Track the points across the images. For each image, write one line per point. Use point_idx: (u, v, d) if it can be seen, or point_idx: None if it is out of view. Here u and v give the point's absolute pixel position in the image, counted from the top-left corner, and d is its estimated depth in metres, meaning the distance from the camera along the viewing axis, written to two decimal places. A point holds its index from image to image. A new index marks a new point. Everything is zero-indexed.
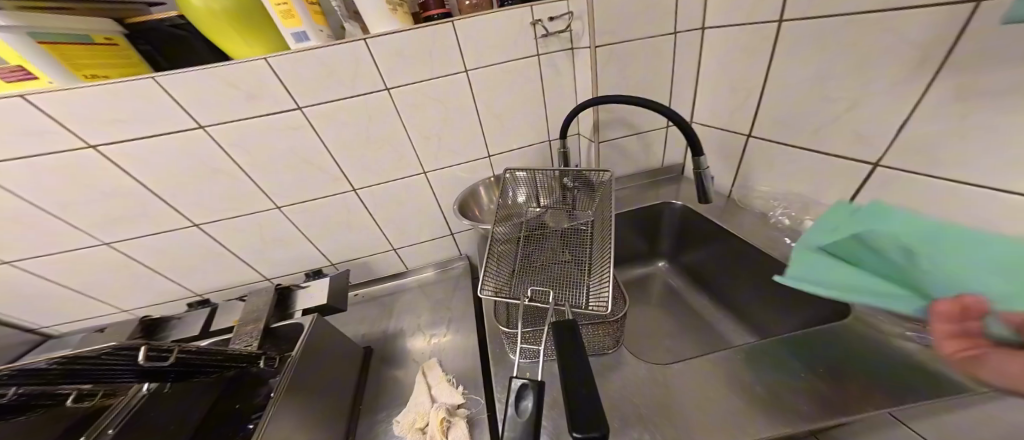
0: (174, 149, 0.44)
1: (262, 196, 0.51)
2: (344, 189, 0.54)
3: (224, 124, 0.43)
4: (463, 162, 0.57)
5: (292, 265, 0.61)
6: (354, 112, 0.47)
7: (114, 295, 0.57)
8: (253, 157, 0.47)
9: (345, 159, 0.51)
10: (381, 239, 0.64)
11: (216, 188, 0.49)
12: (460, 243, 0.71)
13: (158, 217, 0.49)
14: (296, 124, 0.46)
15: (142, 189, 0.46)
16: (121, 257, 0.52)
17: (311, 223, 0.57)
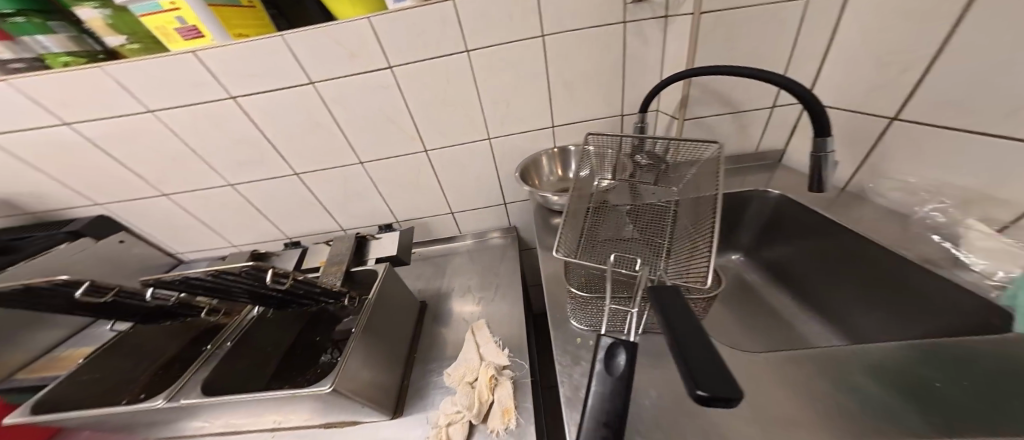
0: (288, 103, 0.50)
1: (349, 151, 0.57)
2: (417, 149, 0.58)
3: (329, 81, 0.48)
4: (529, 133, 0.57)
5: (365, 218, 0.68)
6: (435, 76, 0.49)
7: (228, 230, 0.69)
8: (345, 114, 0.52)
9: (422, 119, 0.54)
10: (442, 202, 0.67)
11: (314, 142, 0.55)
12: (513, 213, 0.72)
13: (269, 164, 0.57)
14: (385, 84, 0.49)
15: (260, 139, 0.53)
16: (238, 198, 0.62)
17: (384, 180, 0.61)
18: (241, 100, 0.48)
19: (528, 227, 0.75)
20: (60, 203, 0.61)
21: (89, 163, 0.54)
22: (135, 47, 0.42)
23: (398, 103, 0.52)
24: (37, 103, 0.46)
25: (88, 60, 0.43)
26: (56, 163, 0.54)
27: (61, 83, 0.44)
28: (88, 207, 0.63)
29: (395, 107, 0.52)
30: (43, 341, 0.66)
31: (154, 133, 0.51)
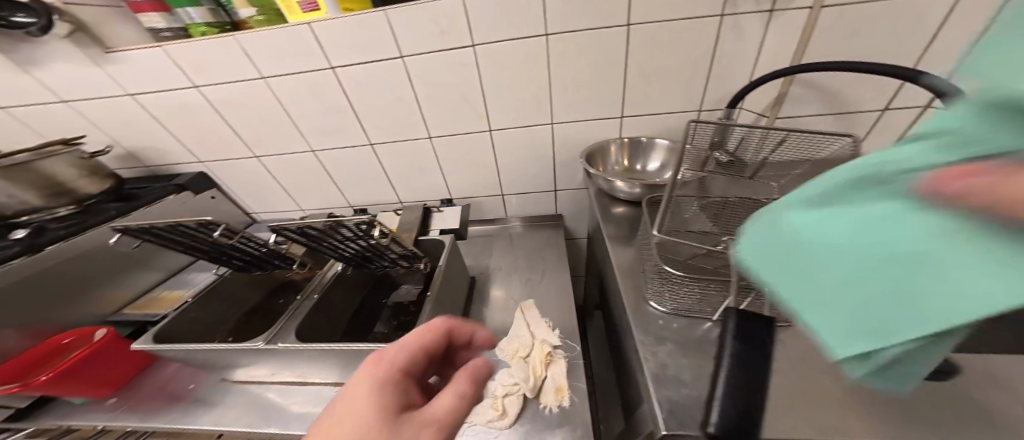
0: (378, 76, 0.54)
1: (420, 127, 0.60)
2: (482, 129, 0.60)
3: (417, 56, 0.51)
4: (595, 122, 0.58)
5: (423, 192, 0.72)
6: (511, 60, 0.52)
7: (300, 195, 0.75)
8: (421, 90, 0.55)
9: (493, 100, 0.56)
10: (495, 184, 0.70)
11: (389, 116, 0.59)
12: (561, 201, 0.73)
13: (349, 134, 0.62)
14: (464, 61, 0.52)
15: (346, 109, 0.58)
16: (314, 164, 0.68)
17: (447, 157, 0.65)
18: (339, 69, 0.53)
19: (575, 217, 0.76)
20: (172, 157, 0.71)
21: (202, 121, 0.62)
22: (260, 18, 0.52)
23: (473, 84, 0.54)
24: (177, 67, 0.55)
25: (219, 31, 0.53)
26: (176, 120, 0.62)
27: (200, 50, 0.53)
28: (193, 163, 0.72)
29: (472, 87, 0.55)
30: (145, 281, 0.75)
31: (260, 98, 0.58)
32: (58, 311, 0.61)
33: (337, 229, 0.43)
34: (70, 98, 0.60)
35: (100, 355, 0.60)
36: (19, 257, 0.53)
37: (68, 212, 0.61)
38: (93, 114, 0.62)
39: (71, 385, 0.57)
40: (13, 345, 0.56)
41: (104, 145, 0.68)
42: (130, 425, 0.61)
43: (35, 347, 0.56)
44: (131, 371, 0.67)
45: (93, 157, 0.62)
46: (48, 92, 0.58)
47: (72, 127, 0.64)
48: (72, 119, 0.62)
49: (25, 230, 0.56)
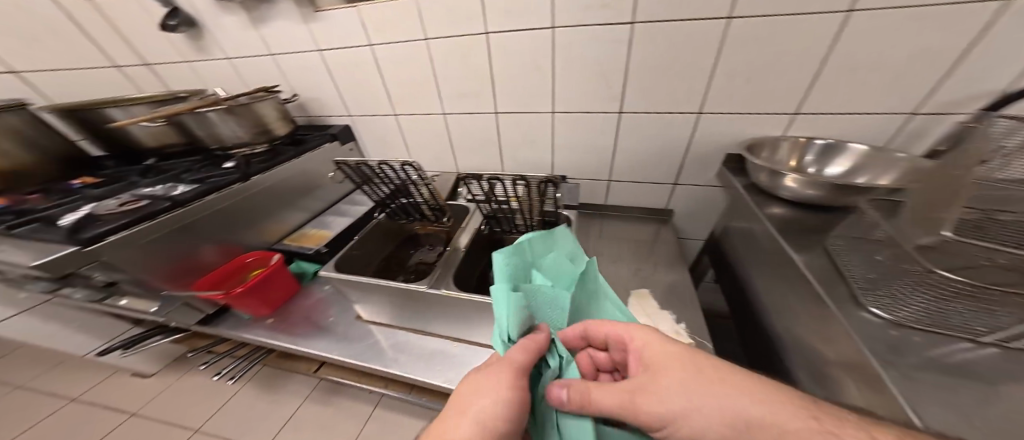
0: (544, 45, 0.74)
1: (573, 101, 0.80)
2: (615, 110, 0.76)
3: (574, 28, 0.69)
4: (672, 114, 0.71)
5: (527, 163, 0.99)
6: (653, 43, 0.64)
7: (465, 152, 1.03)
8: (580, 63, 0.73)
9: (635, 82, 0.70)
10: (607, 162, 0.87)
11: (552, 85, 0.79)
12: (676, 196, 0.86)
13: (532, 102, 0.84)
14: (622, 38, 0.66)
15: (525, 76, 0.80)
16: (489, 130, 0.96)
17: (587, 133, 0.83)
18: (491, 35, 0.76)
19: (685, 210, 0.89)
20: (332, 110, 1.03)
21: (366, 77, 0.92)
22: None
23: (577, 65, 0.73)
24: (365, 33, 0.83)
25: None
26: (342, 72, 0.92)
27: (385, 14, 0.79)
28: (343, 116, 1.04)
29: (575, 65, 0.74)
30: (296, 220, 0.98)
31: (420, 60, 0.86)
32: (240, 233, 0.82)
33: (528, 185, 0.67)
34: (278, 52, 0.92)
35: (269, 275, 0.77)
36: (238, 182, 0.79)
37: (263, 149, 0.91)
38: (286, 64, 0.94)
39: (249, 296, 0.73)
40: (213, 256, 0.79)
41: (289, 93, 1.01)
42: (291, 345, 0.75)
43: (227, 264, 0.76)
44: (284, 298, 0.83)
45: (281, 104, 0.92)
46: (265, 46, 0.91)
47: (266, 75, 0.98)
48: (270, 67, 0.95)
49: (245, 161, 0.85)
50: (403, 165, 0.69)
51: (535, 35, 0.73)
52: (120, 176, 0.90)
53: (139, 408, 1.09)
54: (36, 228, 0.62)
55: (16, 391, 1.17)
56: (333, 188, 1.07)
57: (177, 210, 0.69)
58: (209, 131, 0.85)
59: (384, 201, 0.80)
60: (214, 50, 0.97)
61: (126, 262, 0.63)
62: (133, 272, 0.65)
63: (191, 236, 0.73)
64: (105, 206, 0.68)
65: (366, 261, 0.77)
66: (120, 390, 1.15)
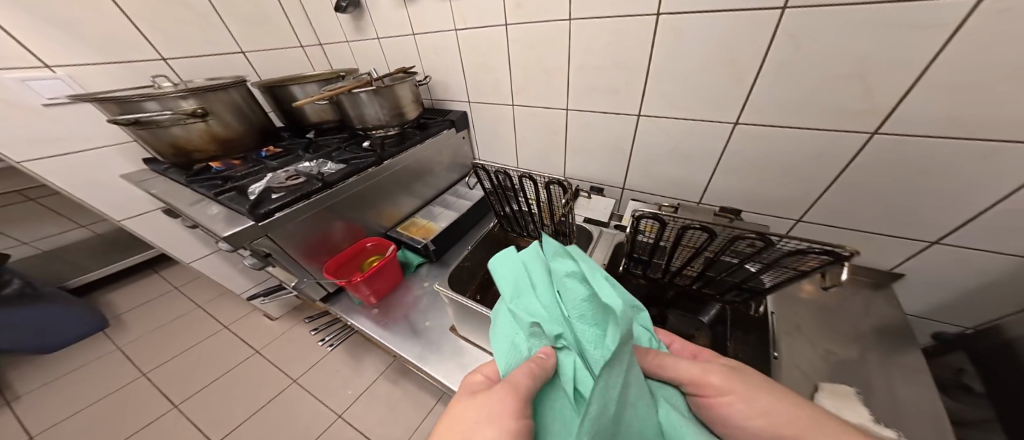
0: (756, 26, 0.51)
1: (782, 113, 0.56)
2: (861, 131, 0.51)
3: (817, 6, 0.45)
4: (1004, 143, 0.43)
5: (663, 179, 0.79)
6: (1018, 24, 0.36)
7: (593, 160, 0.88)
8: (817, 58, 0.49)
9: (929, 91, 0.44)
10: (806, 199, 0.63)
11: (763, 87, 0.55)
12: (927, 263, 0.58)
13: (720, 108, 0.61)
14: (934, 20, 0.40)
15: (710, 72, 0.59)
16: (626, 138, 0.77)
17: (788, 156, 0.59)
18: (664, 17, 0.57)
19: (935, 283, 0.59)
20: (456, 95, 1.04)
21: (492, 60, 0.85)
22: None
23: (804, 58, 0.50)
24: (505, 8, 0.74)
25: None
26: (471, 54, 0.88)
27: None
28: (462, 103, 1.04)
29: (806, 56, 0.50)
30: (409, 206, 1.02)
31: (555, 43, 0.72)
32: (364, 213, 0.89)
33: (760, 247, 0.40)
34: (419, 31, 0.93)
35: (384, 267, 0.80)
36: (373, 166, 0.85)
37: (394, 131, 0.97)
38: (423, 42, 0.95)
39: (364, 284, 0.76)
40: (341, 235, 0.86)
41: (423, 75, 1.04)
42: (386, 343, 0.74)
43: (352, 246, 0.85)
44: (390, 286, 0.85)
45: (418, 86, 0.95)
46: (410, 26, 0.94)
47: (407, 54, 1.02)
48: (411, 47, 0.99)
49: (380, 146, 0.92)
50: (548, 180, 0.55)
51: (742, 14, 0.51)
52: (291, 150, 1.02)
53: (269, 343, 1.33)
54: (233, 196, 0.75)
55: (202, 309, 1.57)
56: (441, 176, 1.10)
57: (325, 191, 0.77)
58: (357, 113, 0.90)
59: (506, 211, 0.69)
60: (369, 31, 1.05)
61: (285, 235, 0.72)
62: (288, 244, 0.74)
63: (332, 214, 0.81)
64: (276, 179, 0.79)
65: (473, 271, 0.70)
66: (253, 329, 1.40)
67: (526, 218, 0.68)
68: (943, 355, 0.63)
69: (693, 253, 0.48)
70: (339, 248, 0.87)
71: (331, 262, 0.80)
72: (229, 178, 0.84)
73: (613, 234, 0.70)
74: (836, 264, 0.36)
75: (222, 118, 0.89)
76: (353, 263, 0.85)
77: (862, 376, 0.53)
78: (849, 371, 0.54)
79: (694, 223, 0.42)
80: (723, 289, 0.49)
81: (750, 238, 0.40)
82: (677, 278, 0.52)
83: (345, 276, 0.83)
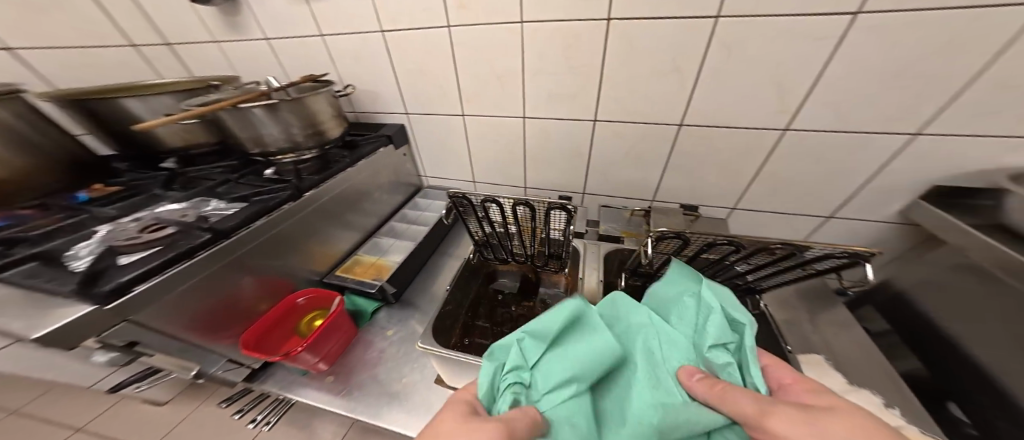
0: (692, 33, 0.56)
1: (718, 114, 0.64)
2: (777, 128, 0.62)
3: (742, 18, 0.52)
4: (871, 135, 0.58)
5: (623, 182, 0.83)
6: (876, 38, 0.48)
7: (555, 171, 0.87)
8: (740, 64, 0.57)
9: (824, 90, 0.55)
10: (740, 188, 0.74)
11: (704, 89, 0.62)
12: (824, 232, 0.75)
13: (669, 112, 0.67)
14: (823, 35, 0.50)
15: (657, 77, 0.63)
16: (585, 146, 0.79)
17: (725, 151, 0.68)
18: (615, 22, 0.59)
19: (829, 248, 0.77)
20: (389, 107, 0.89)
21: (432, 64, 0.75)
22: None
23: (735, 62, 0.57)
24: (444, 6, 0.65)
25: None
26: (403, 57, 0.76)
27: None
28: (398, 116, 0.90)
29: (736, 63, 0.57)
30: (346, 241, 0.83)
31: (507, 47, 0.68)
32: (284, 262, 0.67)
33: (782, 256, 0.41)
34: (327, 33, 0.77)
35: (329, 325, 0.62)
36: (290, 201, 0.65)
37: (312, 155, 0.75)
38: (336, 46, 0.78)
39: (309, 351, 0.58)
40: (254, 294, 0.63)
41: (341, 84, 0.86)
42: (352, 414, 0.58)
43: (277, 306, 0.63)
44: (344, 343, 0.68)
45: (338, 98, 0.78)
46: (315, 25, 0.76)
47: (314, 59, 0.83)
48: (320, 49, 0.80)
49: (294, 174, 0.71)
50: (549, 205, 0.50)
51: (684, 22, 0.55)
52: (138, 186, 0.71)
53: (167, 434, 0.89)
54: (33, 269, 0.46)
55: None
56: (381, 200, 0.93)
57: (220, 243, 0.54)
58: (251, 133, 0.68)
59: (491, 237, 0.61)
60: (250, 28, 0.81)
61: (160, 316, 0.48)
62: (164, 328, 0.49)
63: (235, 271, 0.58)
64: (122, 234, 0.53)
65: (455, 315, 0.61)
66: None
67: (514, 242, 0.61)
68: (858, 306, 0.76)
69: (706, 262, 0.49)
70: (255, 310, 0.64)
71: (249, 335, 0.58)
72: (17, 241, 0.52)
73: (594, 245, 0.72)
74: (853, 265, 0.39)
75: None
76: (285, 328, 0.64)
77: (814, 342, 0.59)
78: (803, 336, 0.60)
79: (723, 239, 0.42)
80: (724, 289, 0.53)
81: (777, 248, 0.40)
82: None
83: (270, 347, 0.61)
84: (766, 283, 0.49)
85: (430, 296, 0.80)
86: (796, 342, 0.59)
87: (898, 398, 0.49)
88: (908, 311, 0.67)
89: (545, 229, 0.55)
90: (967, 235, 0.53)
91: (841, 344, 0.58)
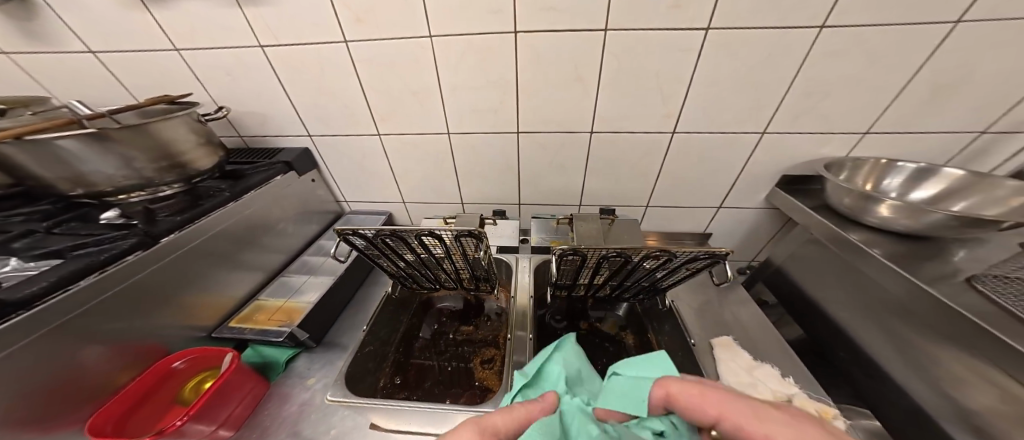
0: (583, 46, 0.60)
1: (621, 121, 0.70)
2: (669, 131, 0.70)
3: (623, 32, 0.57)
4: (736, 134, 0.69)
5: (550, 190, 0.85)
6: (723, 53, 0.58)
7: (484, 185, 0.86)
8: (629, 74, 0.63)
9: (696, 95, 0.64)
10: (650, 187, 0.82)
11: (604, 98, 0.66)
12: (717, 219, 0.87)
13: (579, 120, 0.70)
14: (686, 48, 0.58)
15: (563, 87, 0.66)
16: (511, 161, 0.80)
17: (634, 153, 0.75)
18: (521, 34, 0.60)
19: (722, 233, 0.90)
20: (287, 130, 0.79)
21: (332, 82, 0.68)
22: None
23: (626, 72, 0.62)
24: (336, 18, 0.59)
25: None
26: (294, 74, 0.67)
27: None
28: (300, 138, 0.80)
29: (628, 75, 0.63)
30: (242, 283, 0.70)
31: (413, 61, 0.64)
32: (143, 325, 0.53)
33: (662, 260, 0.46)
34: (183, 47, 0.64)
35: (223, 386, 0.50)
36: (135, 251, 0.51)
37: (173, 190, 0.63)
38: (201, 63, 0.66)
39: (196, 426, 0.46)
40: (103, 368, 0.48)
41: (212, 105, 0.73)
42: None
43: (142, 376, 0.50)
44: (251, 406, 0.56)
45: (204, 123, 0.65)
46: (166, 37, 0.63)
47: (174, 77, 0.69)
48: (179, 66, 0.67)
49: (145, 215, 0.57)
50: (457, 234, 0.47)
51: (576, 35, 0.59)
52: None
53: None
54: None
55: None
56: (286, 234, 0.80)
57: (14, 317, 0.39)
58: (65, 173, 0.53)
59: (409, 265, 0.57)
60: (65, 37, 0.63)
61: None
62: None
63: (56, 351, 0.43)
64: None
65: (380, 355, 0.62)
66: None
67: (434, 268, 0.58)
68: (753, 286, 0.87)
69: (610, 270, 0.53)
70: (113, 387, 0.49)
71: (101, 419, 0.44)
72: None
73: (527, 260, 0.74)
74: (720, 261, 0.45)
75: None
76: (159, 402, 0.51)
77: (731, 325, 0.66)
78: (717, 315, 0.68)
79: (611, 253, 0.45)
80: (634, 290, 0.57)
81: (658, 254, 0.45)
82: (597, 289, 0.58)
83: (137, 430, 0.47)
84: (667, 281, 0.53)
85: (358, 329, 0.72)
86: (714, 328, 0.65)
87: (791, 368, 0.56)
88: (782, 285, 0.78)
89: (462, 256, 0.53)
90: (808, 217, 0.67)
91: (747, 316, 0.68)
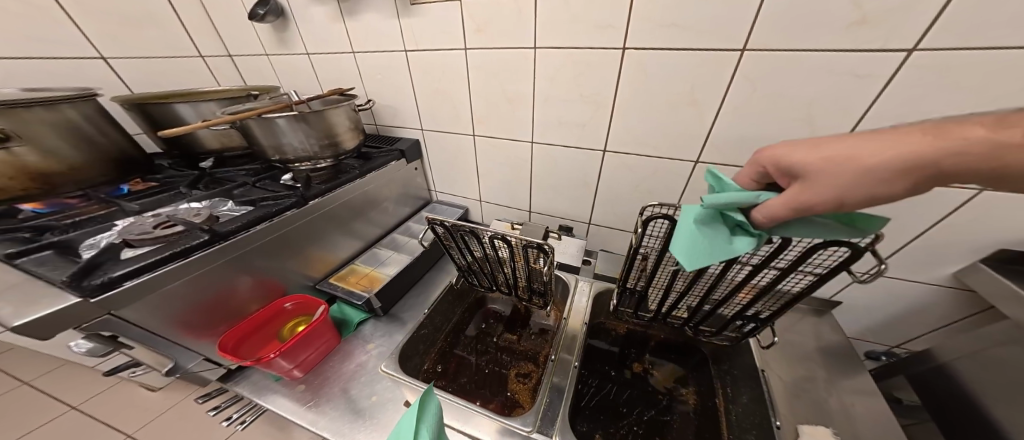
0: (712, 63, 0.52)
1: (738, 151, 0.59)
2: None
3: (768, 53, 0.48)
4: None
5: (630, 214, 0.78)
6: (929, 80, 0.43)
7: (559, 196, 0.84)
8: (765, 97, 0.52)
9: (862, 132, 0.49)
10: None
11: (723, 123, 0.57)
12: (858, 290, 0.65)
13: (684, 146, 0.63)
14: (865, 72, 0.45)
15: (677, 106, 0.59)
16: (593, 179, 0.76)
17: None
18: (630, 51, 0.57)
19: (854, 311, 0.68)
20: (406, 122, 0.93)
21: (445, 85, 0.78)
22: None
23: (760, 95, 0.52)
24: (463, 30, 0.67)
25: None
26: (421, 78, 0.79)
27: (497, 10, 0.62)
28: (414, 131, 0.94)
29: (763, 99, 0.53)
30: (348, 249, 0.85)
31: (518, 72, 0.68)
32: (282, 264, 0.69)
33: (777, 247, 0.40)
34: (358, 49, 0.82)
35: (311, 332, 0.61)
36: (293, 208, 0.67)
37: (326, 164, 0.80)
38: (364, 63, 0.84)
39: (284, 359, 0.57)
40: (248, 294, 0.65)
41: (365, 98, 0.92)
42: (314, 428, 0.56)
43: (264, 309, 0.65)
44: (323, 354, 0.67)
45: (358, 112, 0.81)
46: (348, 42, 0.82)
47: (345, 74, 0.89)
48: (349, 64, 0.86)
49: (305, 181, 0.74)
50: (526, 244, 0.48)
51: (702, 52, 0.52)
52: (172, 183, 0.78)
53: (152, 420, 0.93)
54: (47, 257, 0.50)
55: (30, 386, 1.03)
56: (386, 211, 0.94)
57: (217, 245, 0.56)
58: (272, 141, 0.72)
59: (479, 262, 0.60)
60: (294, 44, 0.89)
61: (145, 310, 0.50)
62: (149, 325, 0.51)
63: (230, 271, 0.60)
64: (138, 227, 0.57)
65: (430, 340, 0.65)
66: (124, 405, 0.98)
67: (502, 269, 0.59)
68: (887, 377, 0.68)
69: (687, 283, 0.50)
70: (246, 311, 0.66)
71: (229, 337, 0.59)
72: (50, 227, 0.58)
73: (586, 282, 0.72)
74: (790, 302, 0.45)
75: (36, 142, 0.60)
76: (266, 333, 0.66)
77: (833, 413, 0.53)
78: (816, 405, 0.55)
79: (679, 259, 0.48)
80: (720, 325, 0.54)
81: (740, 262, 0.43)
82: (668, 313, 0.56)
83: (246, 352, 0.62)
84: (731, 309, 0.51)
85: (419, 310, 0.78)
86: (810, 413, 0.54)
87: None
88: (937, 387, 0.59)
89: (526, 264, 0.53)
90: None
91: (864, 420, 0.52)
